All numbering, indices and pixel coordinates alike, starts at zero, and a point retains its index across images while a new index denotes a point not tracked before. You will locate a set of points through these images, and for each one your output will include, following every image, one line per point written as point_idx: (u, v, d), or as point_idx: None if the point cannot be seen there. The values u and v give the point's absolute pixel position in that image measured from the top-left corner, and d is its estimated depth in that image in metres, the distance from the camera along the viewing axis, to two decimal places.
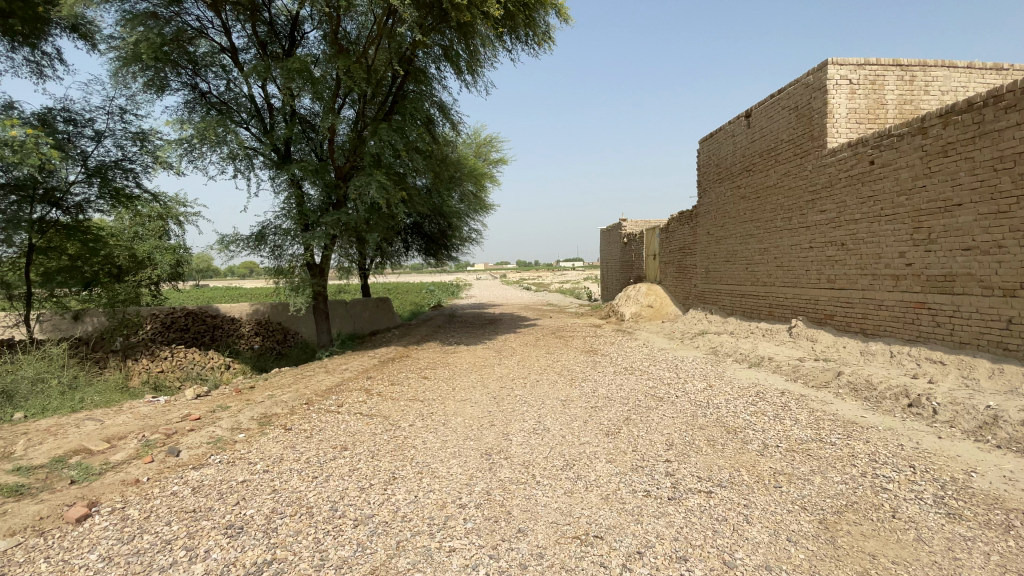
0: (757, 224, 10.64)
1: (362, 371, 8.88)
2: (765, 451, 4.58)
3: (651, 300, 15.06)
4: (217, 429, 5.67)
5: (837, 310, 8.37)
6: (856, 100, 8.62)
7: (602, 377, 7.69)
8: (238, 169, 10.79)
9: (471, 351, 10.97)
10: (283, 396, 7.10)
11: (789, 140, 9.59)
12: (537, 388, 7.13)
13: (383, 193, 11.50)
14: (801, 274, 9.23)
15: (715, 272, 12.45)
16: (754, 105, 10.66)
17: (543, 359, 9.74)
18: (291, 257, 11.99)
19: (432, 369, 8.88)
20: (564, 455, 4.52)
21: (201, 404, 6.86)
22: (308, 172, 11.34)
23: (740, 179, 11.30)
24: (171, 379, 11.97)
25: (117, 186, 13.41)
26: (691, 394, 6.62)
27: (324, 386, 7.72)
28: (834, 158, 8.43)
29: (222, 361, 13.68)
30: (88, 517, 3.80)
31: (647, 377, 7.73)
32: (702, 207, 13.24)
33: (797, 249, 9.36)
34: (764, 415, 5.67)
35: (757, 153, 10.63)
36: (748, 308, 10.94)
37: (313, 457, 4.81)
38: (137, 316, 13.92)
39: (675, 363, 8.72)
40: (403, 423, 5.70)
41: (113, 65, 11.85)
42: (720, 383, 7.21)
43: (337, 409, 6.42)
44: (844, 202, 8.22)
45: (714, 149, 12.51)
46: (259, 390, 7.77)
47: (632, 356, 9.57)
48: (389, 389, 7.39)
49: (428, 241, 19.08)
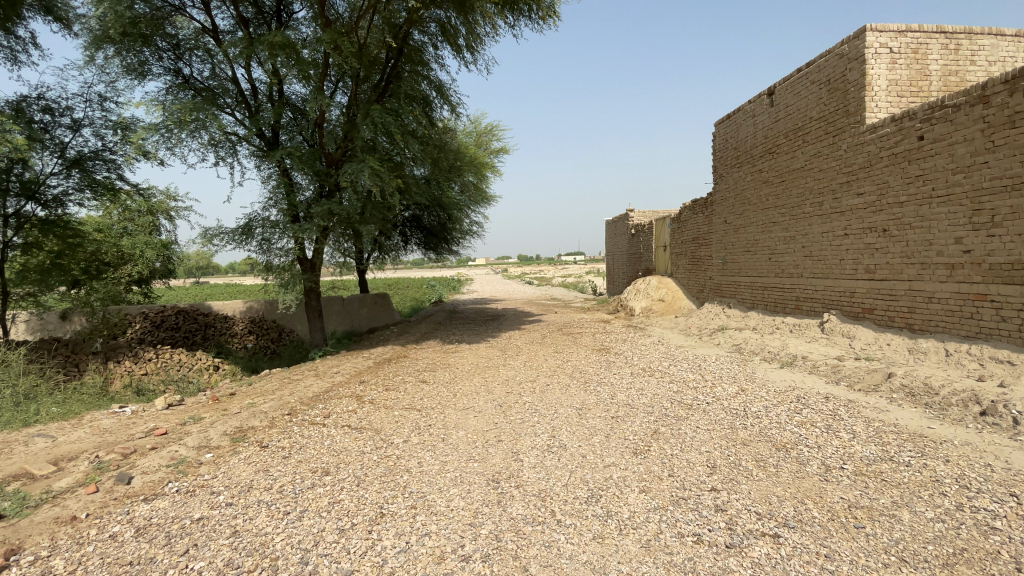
0: (782, 210, 9.81)
1: (356, 373, 8.13)
2: (828, 475, 3.84)
3: (663, 294, 14.38)
4: (181, 447, 4.92)
5: (877, 303, 7.57)
6: (896, 70, 7.78)
7: (619, 380, 6.91)
8: (221, 155, 9.96)
9: (474, 350, 10.17)
10: (265, 405, 6.34)
11: (819, 117, 8.74)
12: (550, 393, 6.36)
13: (377, 180, 10.67)
14: (833, 263, 8.43)
15: (733, 263, 11.64)
16: (778, 82, 9.83)
17: (552, 359, 8.94)
18: (280, 251, 11.23)
19: (431, 371, 8.14)
20: (588, 483, 3.74)
21: (171, 416, 6.12)
22: (296, 159, 10.58)
23: (762, 162, 10.46)
24: (154, 382, 11.24)
25: (98, 178, 12.65)
26: (724, 400, 5.83)
27: (312, 392, 6.93)
28: (874, 134, 7.60)
29: (211, 362, 12.94)
30: (3, 569, 3.03)
31: (670, 380, 6.96)
32: (718, 194, 12.40)
33: (829, 237, 8.55)
34: (814, 426, 4.90)
35: (781, 134, 9.79)
36: (772, 301, 10.15)
37: (288, 485, 4.03)
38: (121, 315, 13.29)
39: (697, 363, 7.94)
40: (396, 439, 4.93)
41: (89, 47, 11.02)
42: (754, 387, 6.44)
43: (322, 421, 5.64)
44: (886, 183, 7.40)
45: (732, 132, 11.66)
46: (240, 397, 7.03)
47: (649, 355, 8.80)
48: (383, 396, 6.61)
49: (428, 234, 18.33)
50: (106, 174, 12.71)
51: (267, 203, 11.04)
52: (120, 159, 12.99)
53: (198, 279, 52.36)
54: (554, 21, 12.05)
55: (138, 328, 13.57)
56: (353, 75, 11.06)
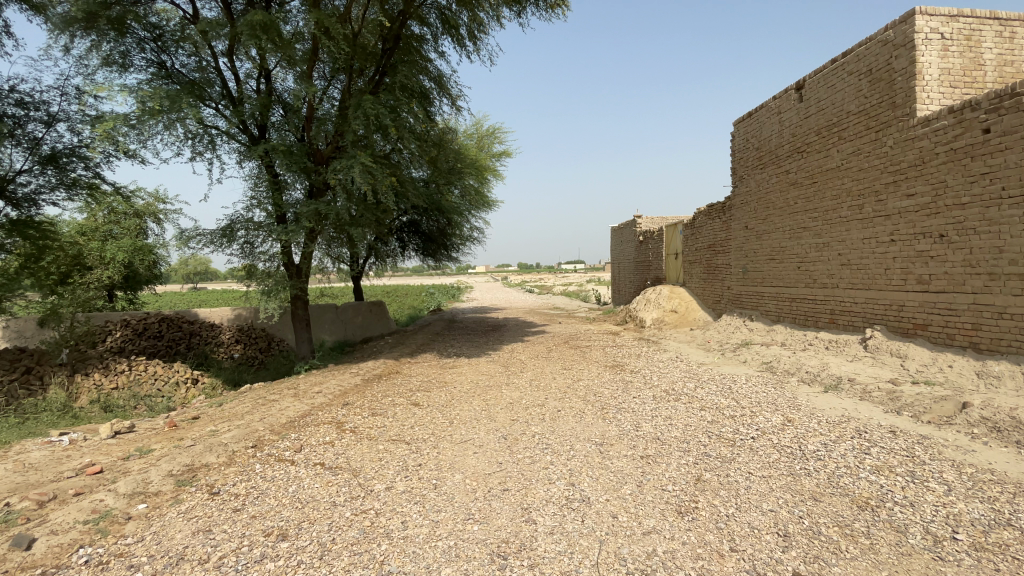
0: (813, 214, 8.93)
1: (340, 393, 7.19)
2: (942, 552, 2.92)
3: (675, 304, 13.45)
4: (109, 494, 3.98)
5: (932, 319, 6.69)
6: (949, 58, 6.93)
7: (642, 407, 5.97)
8: (197, 149, 9.05)
9: (473, 366, 9.23)
10: (229, 433, 5.39)
11: (859, 111, 7.89)
12: (563, 422, 5.41)
13: (369, 177, 9.79)
14: (877, 273, 7.54)
15: (755, 273, 10.76)
16: (808, 75, 9.01)
17: (560, 377, 7.98)
18: (263, 255, 10.32)
19: (425, 392, 7.20)
20: (626, 562, 2.82)
21: (116, 448, 5.19)
22: (281, 153, 9.69)
23: (789, 162, 9.59)
24: (123, 397, 10.28)
25: (74, 177, 11.77)
26: (771, 435, 4.89)
27: (287, 417, 5.98)
28: (926, 128, 6.74)
29: (189, 375, 11.94)
30: None
31: (701, 407, 6.00)
32: (738, 198, 11.53)
33: (871, 244, 7.67)
34: (894, 475, 3.97)
35: (812, 131, 8.94)
36: (801, 314, 9.25)
37: (230, 556, 3.08)
38: (88, 325, 12.28)
39: (727, 385, 7.00)
40: (378, 486, 3.98)
41: (62, 36, 10.19)
42: (801, 417, 5.50)
43: (291, 457, 4.69)
44: (942, 182, 6.52)
45: (754, 131, 10.82)
46: (203, 421, 6.08)
47: (669, 374, 7.86)
48: (369, 424, 5.66)
49: (426, 240, 17.39)
50: (83, 173, 11.79)
51: (250, 203, 10.16)
52: (99, 158, 12.10)
53: (195, 284, 51.25)
54: (561, 12, 11.25)
55: (119, 336, 12.87)
56: (346, 66, 10.22)
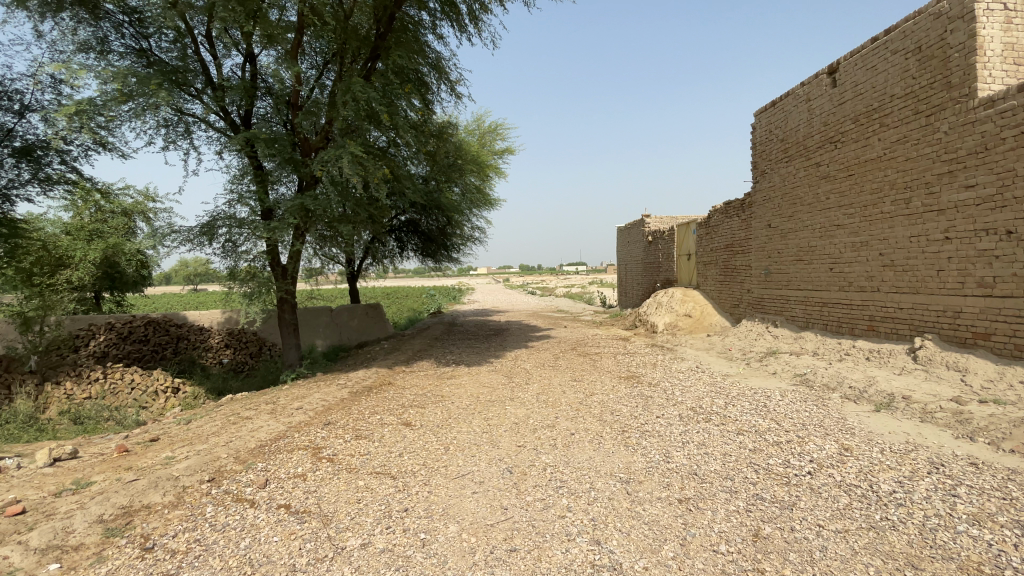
0: (848, 210, 8.11)
1: (322, 410, 6.37)
2: None
3: (689, 308, 12.63)
4: (14, 550, 3.16)
5: (996, 327, 5.86)
6: (1013, 32, 6.10)
7: (669, 430, 5.16)
8: (171, 138, 8.26)
9: (474, 376, 8.42)
10: (188, 462, 4.58)
11: (905, 94, 7.09)
12: (579, 451, 4.57)
13: (359, 169, 8.99)
14: (928, 275, 6.71)
15: (779, 274, 9.93)
16: (844, 57, 8.20)
17: (570, 390, 7.16)
18: (246, 254, 9.53)
19: (418, 408, 6.38)
20: None
21: (49, 480, 4.36)
22: (265, 142, 8.90)
23: (820, 154, 8.77)
24: (95, 407, 9.48)
25: (50, 171, 10.98)
26: (832, 470, 4.08)
27: (258, 441, 5.17)
28: (989, 111, 5.93)
29: (170, 383, 11.12)
30: None
31: (738, 430, 5.15)
32: (759, 194, 10.72)
33: (919, 242, 6.84)
34: (1007, 530, 3.12)
35: (848, 118, 8.13)
36: (834, 320, 8.43)
37: None
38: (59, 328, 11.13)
39: (762, 402, 6.19)
40: (352, 543, 3.15)
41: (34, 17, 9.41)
42: (859, 445, 4.66)
43: (253, 497, 3.86)
44: (1010, 171, 5.70)
45: (779, 121, 10.02)
46: (165, 444, 5.28)
47: (691, 388, 7.05)
48: (351, 450, 4.84)
49: (426, 240, 16.54)
50: (59, 167, 11.00)
51: (232, 198, 9.37)
52: (78, 151, 11.31)
53: (194, 286, 50.44)
54: None
55: (103, 339, 12.08)
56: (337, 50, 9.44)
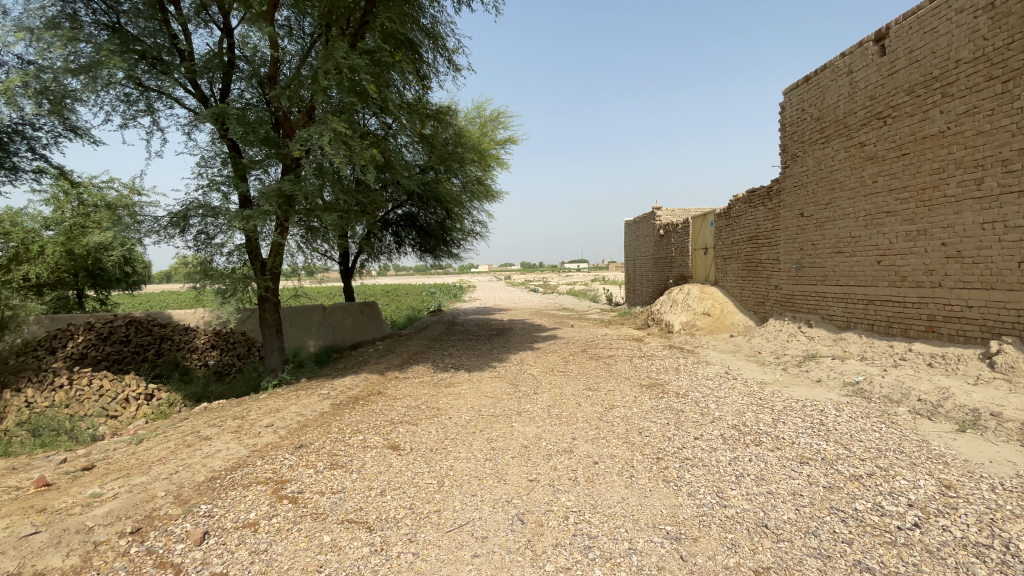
0: (901, 195, 7.13)
1: (297, 428, 5.41)
2: None
3: (708, 306, 11.64)
4: None
5: None
6: None
7: (717, 457, 4.19)
8: (131, 114, 7.31)
9: (474, 384, 7.44)
10: (116, 503, 3.62)
11: (974, 58, 6.09)
12: (608, 489, 3.60)
13: (343, 150, 8.01)
14: (1005, 267, 5.73)
15: (814, 268, 8.94)
16: (895, 21, 7.20)
17: (586, 402, 6.20)
18: (220, 246, 8.59)
19: (409, 426, 5.41)
20: None
21: None
22: (239, 120, 7.92)
23: (866, 131, 7.77)
24: (55, 417, 8.53)
25: (13, 160, 10.01)
26: (948, 523, 3.09)
27: (211, 472, 4.19)
28: None
29: (143, 390, 10.14)
30: None
31: (801, 458, 4.17)
32: (789, 180, 9.74)
33: (993, 229, 5.86)
34: None
35: (901, 89, 7.13)
36: (882, 319, 7.45)
37: None
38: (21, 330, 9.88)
39: (818, 418, 5.21)
40: None
41: None
42: (966, 482, 3.65)
43: (178, 565, 2.88)
44: None
45: (814, 99, 9.02)
46: (99, 475, 4.31)
47: (727, 399, 6.08)
48: (321, 486, 3.86)
49: (424, 235, 15.50)
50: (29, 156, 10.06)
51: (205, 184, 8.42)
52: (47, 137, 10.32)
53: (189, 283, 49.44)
54: None
55: (81, 340, 11.02)
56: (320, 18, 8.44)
